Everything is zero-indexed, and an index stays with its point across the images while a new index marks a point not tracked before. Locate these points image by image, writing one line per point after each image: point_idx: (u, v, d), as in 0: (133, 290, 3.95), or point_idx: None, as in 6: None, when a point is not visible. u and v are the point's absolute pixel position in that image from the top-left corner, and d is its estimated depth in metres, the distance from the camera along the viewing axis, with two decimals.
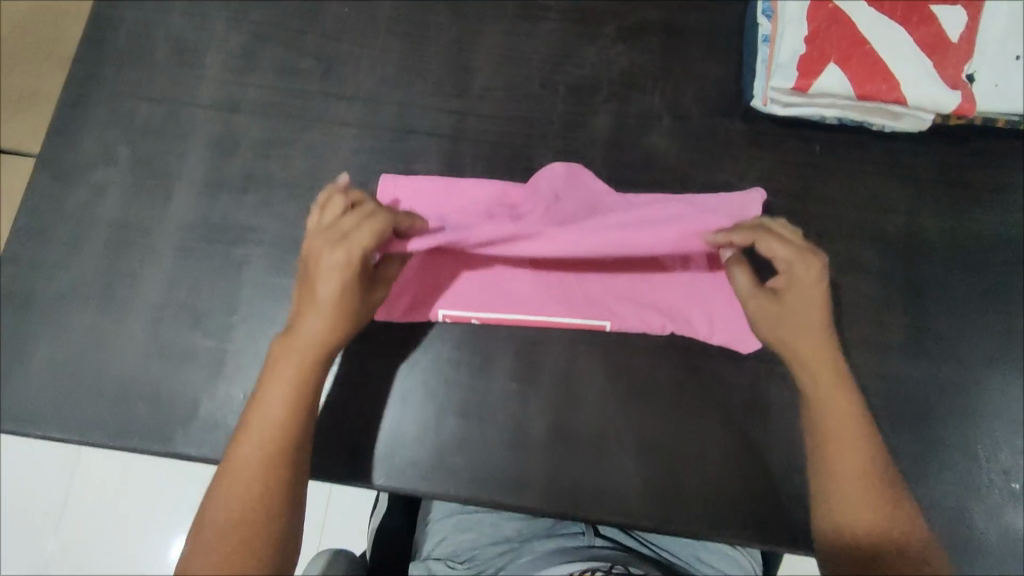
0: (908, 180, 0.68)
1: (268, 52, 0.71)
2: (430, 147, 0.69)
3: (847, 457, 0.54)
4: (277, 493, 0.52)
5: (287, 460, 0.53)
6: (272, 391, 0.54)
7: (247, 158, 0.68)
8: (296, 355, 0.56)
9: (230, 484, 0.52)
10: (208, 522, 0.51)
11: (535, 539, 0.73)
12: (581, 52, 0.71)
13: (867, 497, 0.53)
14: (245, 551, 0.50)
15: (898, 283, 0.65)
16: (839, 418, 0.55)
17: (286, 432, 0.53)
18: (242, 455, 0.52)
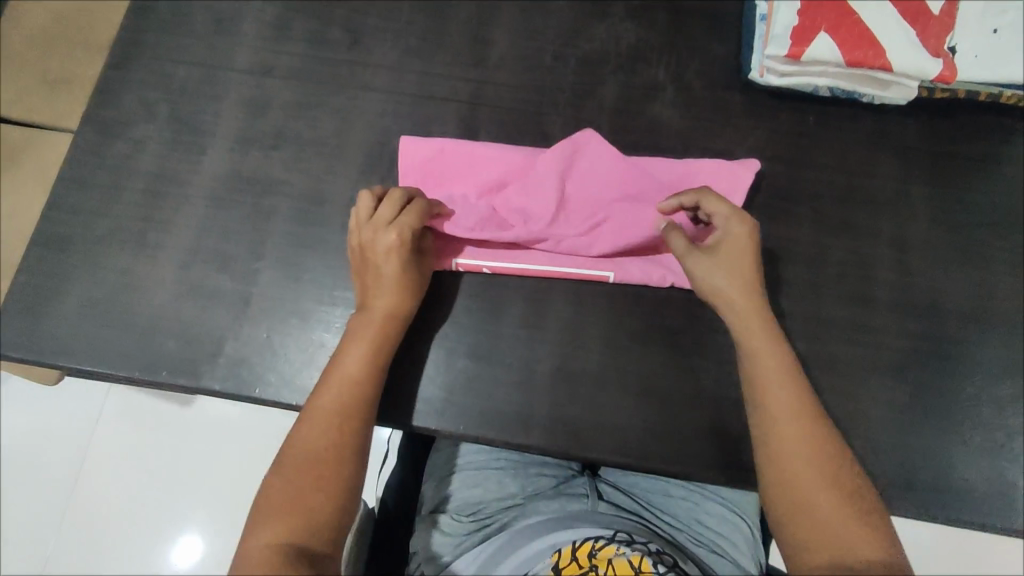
0: (897, 149, 0.72)
1: (300, 23, 0.76)
2: (448, 111, 0.73)
3: (811, 463, 0.55)
4: (342, 454, 0.56)
5: (359, 418, 0.58)
6: (352, 353, 0.60)
7: (278, 118, 0.73)
8: (372, 321, 0.61)
9: (308, 431, 0.57)
10: (287, 460, 0.56)
11: (541, 498, 0.75)
12: (590, 28, 0.76)
13: (821, 473, 0.54)
14: (315, 489, 0.54)
15: (887, 243, 0.69)
16: (793, 404, 0.57)
17: (360, 392, 0.59)
18: (321, 405, 0.58)
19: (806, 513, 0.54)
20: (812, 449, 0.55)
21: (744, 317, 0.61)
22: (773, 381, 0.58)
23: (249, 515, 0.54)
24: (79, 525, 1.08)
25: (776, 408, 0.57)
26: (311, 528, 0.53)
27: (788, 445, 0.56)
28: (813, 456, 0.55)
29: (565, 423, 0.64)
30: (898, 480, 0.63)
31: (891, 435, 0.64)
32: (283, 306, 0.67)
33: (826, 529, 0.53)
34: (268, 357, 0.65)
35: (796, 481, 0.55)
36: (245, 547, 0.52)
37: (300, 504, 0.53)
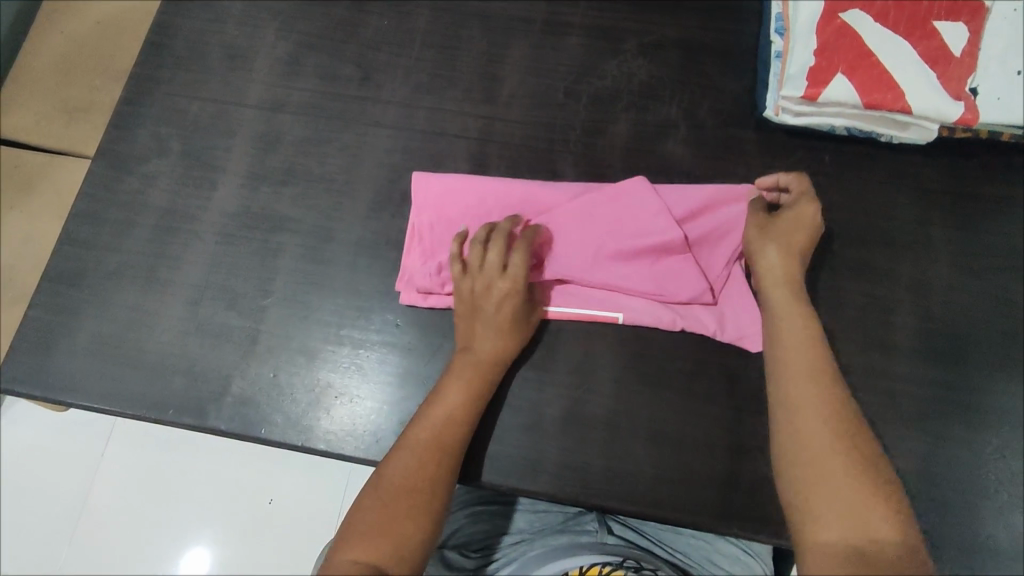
0: (916, 190, 0.70)
1: (312, 59, 0.76)
2: (458, 148, 0.73)
3: (827, 431, 0.50)
4: (430, 489, 0.54)
5: (453, 463, 0.56)
6: (455, 391, 0.59)
7: (289, 153, 0.73)
8: (475, 361, 0.61)
9: (408, 457, 0.55)
10: (382, 484, 0.53)
11: (547, 534, 0.73)
12: (603, 64, 0.75)
13: (831, 429, 0.50)
14: (412, 518, 0.51)
15: (907, 286, 0.67)
16: (806, 351, 0.55)
17: (456, 440, 0.57)
18: (423, 436, 0.56)
19: (811, 481, 0.49)
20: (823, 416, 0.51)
21: (778, 281, 0.59)
22: (789, 346, 0.56)
23: (326, 557, 0.50)
24: (86, 549, 1.07)
25: (793, 376, 0.54)
26: (406, 552, 0.50)
27: (802, 410, 0.52)
28: (833, 417, 0.51)
29: (573, 469, 0.62)
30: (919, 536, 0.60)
31: (912, 488, 0.62)
32: (290, 345, 0.66)
33: (828, 501, 0.48)
34: (275, 398, 0.65)
35: (809, 440, 0.50)
36: (335, 556, 0.49)
37: (397, 527, 0.51)
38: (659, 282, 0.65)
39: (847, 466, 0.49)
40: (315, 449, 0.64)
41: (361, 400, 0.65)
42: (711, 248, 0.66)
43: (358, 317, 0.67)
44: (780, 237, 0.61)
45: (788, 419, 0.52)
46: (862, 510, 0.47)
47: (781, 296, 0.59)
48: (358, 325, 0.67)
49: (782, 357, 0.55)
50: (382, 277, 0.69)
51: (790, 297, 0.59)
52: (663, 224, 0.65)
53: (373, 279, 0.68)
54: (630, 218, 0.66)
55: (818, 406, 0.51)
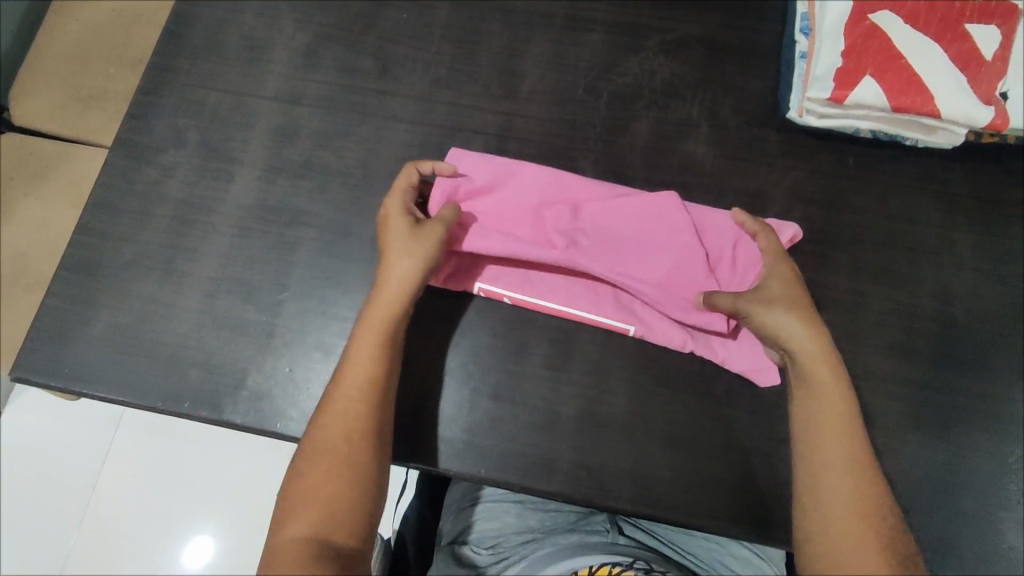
0: (940, 194, 0.69)
1: (331, 51, 0.76)
2: (477, 145, 0.72)
3: (851, 515, 0.52)
4: (354, 451, 0.55)
5: (373, 419, 0.56)
6: (361, 344, 0.59)
7: (306, 146, 0.72)
8: (383, 316, 0.60)
9: (330, 419, 0.56)
10: (313, 450, 0.55)
11: (560, 531, 0.74)
12: (624, 61, 0.74)
13: (857, 515, 0.52)
14: (339, 479, 0.53)
15: (929, 292, 0.67)
16: (833, 430, 0.55)
17: (369, 394, 0.57)
18: (343, 393, 0.57)
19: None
20: (860, 532, 0.51)
21: (806, 350, 0.59)
22: (826, 428, 0.56)
23: (269, 532, 0.53)
24: (97, 537, 1.08)
25: (820, 458, 0.55)
26: (342, 522, 0.52)
27: (829, 494, 0.53)
28: (855, 501, 0.53)
29: (590, 470, 0.62)
30: (937, 543, 0.60)
31: (931, 496, 0.61)
32: (306, 340, 0.66)
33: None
34: (291, 392, 0.65)
35: (838, 528, 0.52)
36: (276, 541, 0.52)
37: (326, 497, 0.53)
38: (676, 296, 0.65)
39: (880, 555, 0.50)
40: None
41: None
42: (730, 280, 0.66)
43: None
44: (790, 304, 0.60)
45: (820, 498, 0.53)
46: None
47: (819, 375, 0.58)
48: None
49: (816, 435, 0.56)
50: None
51: (819, 362, 0.58)
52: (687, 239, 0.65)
53: None
54: (658, 228, 0.66)
55: (842, 487, 0.53)
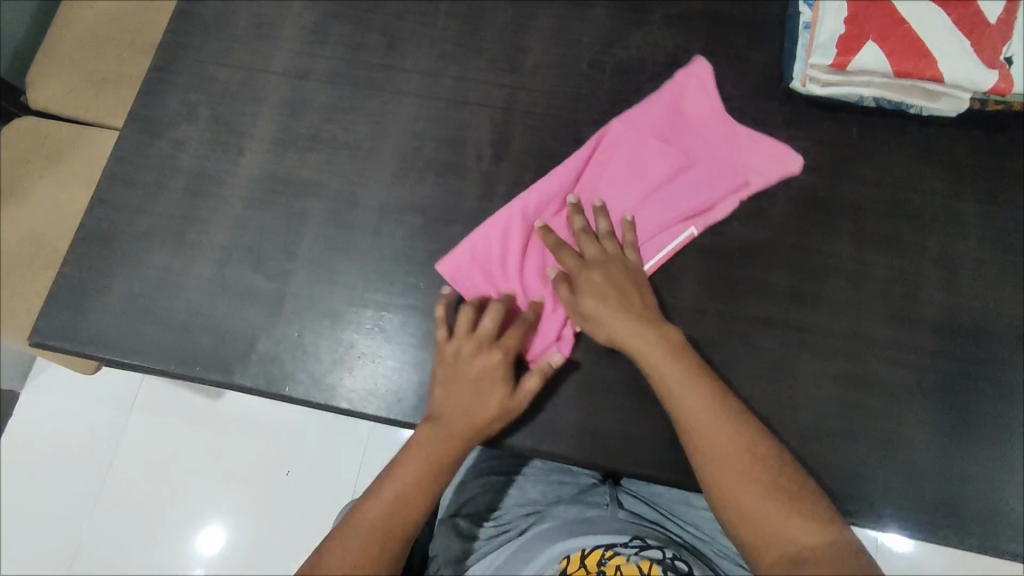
0: (945, 162, 0.69)
1: (338, 28, 0.77)
2: (482, 117, 0.73)
3: (741, 474, 0.53)
4: (384, 556, 0.55)
5: (407, 523, 0.57)
6: (414, 466, 0.59)
7: (314, 120, 0.74)
8: (437, 441, 0.60)
9: (354, 534, 0.55)
10: (336, 556, 0.54)
11: (559, 504, 0.74)
12: (628, 35, 0.75)
13: (752, 482, 0.53)
14: None
15: (933, 258, 0.67)
16: (681, 378, 0.57)
17: (411, 509, 0.57)
18: (372, 515, 0.56)
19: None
20: (751, 484, 0.53)
21: (622, 289, 0.61)
22: (675, 377, 0.57)
23: None
24: (114, 512, 1.10)
25: (686, 408, 0.56)
26: None
27: (708, 445, 0.55)
28: (735, 448, 0.54)
29: (592, 434, 0.63)
30: (938, 506, 0.60)
31: (934, 461, 0.61)
32: (314, 307, 0.67)
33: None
34: (299, 357, 0.66)
35: (727, 489, 0.53)
36: None
37: None
38: (693, 177, 0.69)
39: (774, 504, 0.52)
40: (337, 407, 0.65)
41: (389, 364, 0.66)
42: (712, 125, 0.70)
43: (381, 283, 0.68)
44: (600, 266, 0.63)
45: (700, 450, 0.55)
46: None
47: (634, 320, 0.60)
48: (380, 290, 0.68)
49: (670, 388, 0.57)
50: (404, 242, 0.69)
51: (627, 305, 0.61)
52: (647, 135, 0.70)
53: (395, 243, 0.69)
54: (614, 148, 0.69)
55: (724, 441, 0.54)
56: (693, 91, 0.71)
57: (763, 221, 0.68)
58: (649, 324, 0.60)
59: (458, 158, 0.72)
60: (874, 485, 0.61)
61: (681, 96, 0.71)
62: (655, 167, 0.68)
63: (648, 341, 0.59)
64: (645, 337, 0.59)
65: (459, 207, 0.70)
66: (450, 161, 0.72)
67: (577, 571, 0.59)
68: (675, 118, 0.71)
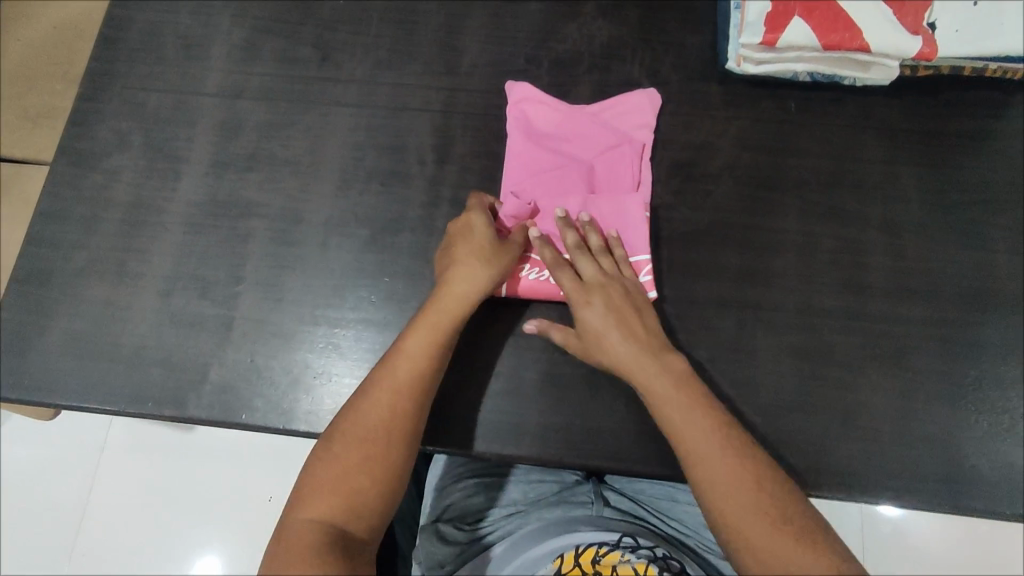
0: (882, 130, 0.70)
1: (269, 43, 0.76)
2: (422, 122, 0.72)
3: (733, 490, 0.51)
4: (386, 434, 0.55)
5: (415, 400, 0.57)
6: (414, 341, 0.58)
7: (251, 139, 0.72)
8: (428, 332, 0.59)
9: (367, 407, 0.55)
10: (345, 430, 0.55)
11: (543, 504, 0.73)
12: (562, 28, 0.75)
13: (743, 494, 0.51)
14: (362, 461, 0.53)
15: (877, 225, 0.68)
16: (679, 403, 0.55)
17: (426, 372, 0.58)
18: (381, 383, 0.56)
19: (713, 487, 0.51)
20: (749, 498, 0.50)
21: (625, 316, 0.59)
22: (679, 403, 0.55)
23: (284, 508, 0.53)
24: (88, 556, 1.07)
25: (677, 431, 0.54)
26: (357, 512, 0.52)
27: (700, 465, 0.52)
28: (731, 467, 0.52)
29: (555, 431, 0.63)
30: (901, 470, 0.61)
31: (892, 425, 0.62)
32: (266, 329, 0.66)
33: (738, 511, 0.50)
34: (253, 382, 0.64)
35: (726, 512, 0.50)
36: (288, 517, 0.52)
37: (349, 487, 0.52)
38: (614, 166, 0.68)
39: (765, 519, 0.50)
40: (295, 430, 0.63)
41: (346, 380, 0.65)
42: (585, 121, 0.70)
43: (332, 299, 0.67)
44: (601, 293, 0.60)
45: (694, 474, 0.52)
46: (768, 525, 0.49)
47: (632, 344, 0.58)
48: (331, 306, 0.67)
49: (663, 410, 0.55)
50: (352, 255, 0.68)
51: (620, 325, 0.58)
52: (553, 155, 0.69)
53: (344, 258, 0.68)
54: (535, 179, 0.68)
55: (711, 457, 0.52)
56: (535, 110, 0.71)
57: (709, 204, 0.68)
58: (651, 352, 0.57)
59: (401, 164, 0.71)
60: (836, 455, 0.61)
61: (525, 119, 0.71)
62: (580, 175, 0.68)
63: (638, 363, 0.57)
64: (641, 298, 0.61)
65: (405, 214, 0.69)
66: (393, 168, 0.71)
67: (572, 572, 0.59)
68: (562, 128, 0.70)
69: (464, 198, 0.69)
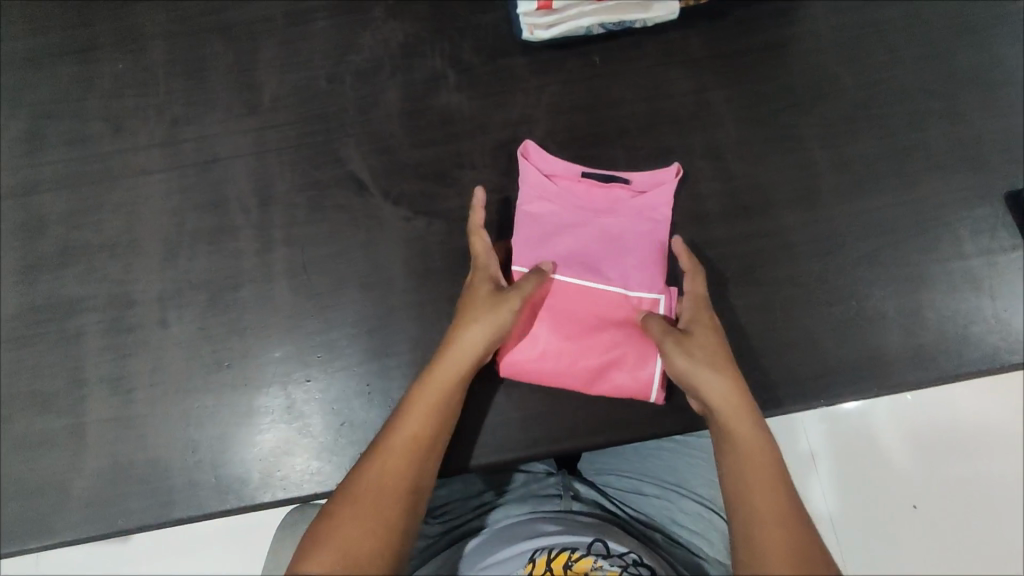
0: (684, 62, 0.72)
1: (54, 128, 0.71)
2: (235, 169, 0.69)
3: (779, 491, 0.46)
4: (418, 465, 0.49)
5: (441, 436, 0.52)
6: (444, 363, 0.55)
7: (59, 232, 0.68)
8: (461, 351, 0.56)
9: (393, 442, 0.50)
10: (366, 469, 0.49)
11: (509, 502, 0.60)
12: (356, 39, 0.73)
13: (784, 495, 0.45)
14: (387, 498, 0.47)
15: (702, 154, 0.69)
16: (739, 405, 0.51)
17: (449, 407, 0.54)
18: (410, 419, 0.52)
19: (746, 480, 0.47)
20: (779, 499, 0.45)
21: (716, 356, 0.55)
22: (737, 411, 0.51)
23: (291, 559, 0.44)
24: None
25: (730, 422, 0.51)
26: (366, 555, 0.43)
27: (741, 455, 0.48)
28: (772, 466, 0.47)
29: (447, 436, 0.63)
30: (775, 379, 0.63)
31: (758, 337, 0.64)
32: (121, 426, 0.62)
33: (769, 509, 0.44)
34: (120, 484, 0.61)
35: (759, 504, 0.45)
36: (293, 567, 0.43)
37: (362, 528, 0.44)
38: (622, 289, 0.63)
39: (803, 522, 0.44)
40: (177, 519, 0.60)
41: (218, 454, 0.62)
42: (636, 247, 0.65)
43: (182, 375, 0.63)
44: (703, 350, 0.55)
45: (734, 462, 0.48)
46: (810, 532, 0.43)
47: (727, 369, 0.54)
48: (181, 383, 0.63)
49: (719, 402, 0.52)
50: (195, 324, 0.65)
51: (710, 358, 0.55)
52: (600, 213, 0.66)
53: (187, 329, 0.64)
54: (574, 220, 0.65)
55: (764, 456, 0.48)
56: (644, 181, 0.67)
57: None
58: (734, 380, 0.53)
59: (224, 217, 0.67)
60: None
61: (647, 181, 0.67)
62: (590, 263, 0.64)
63: (725, 379, 0.53)
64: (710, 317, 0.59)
65: (240, 267, 0.66)
66: (216, 224, 0.67)
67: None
68: (607, 215, 0.65)
69: (298, 234, 0.67)
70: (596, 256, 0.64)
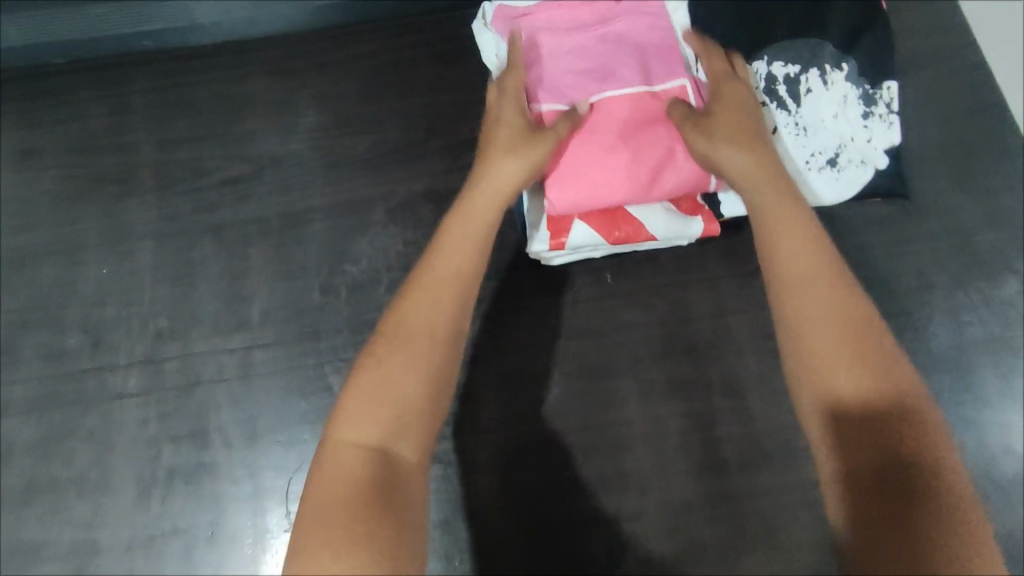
0: (705, 281, 0.65)
1: (30, 339, 0.67)
2: (218, 396, 0.64)
3: (869, 448, 0.37)
4: (400, 430, 0.39)
5: (446, 360, 0.43)
6: (440, 291, 0.44)
7: (25, 464, 0.63)
8: (463, 258, 0.46)
9: (371, 400, 0.40)
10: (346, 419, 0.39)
11: None
12: (353, 246, 0.68)
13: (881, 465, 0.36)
14: (363, 481, 0.37)
15: (721, 392, 0.62)
16: (841, 318, 0.41)
17: (451, 329, 0.44)
18: (395, 357, 0.41)
19: (867, 404, 0.38)
20: (873, 443, 0.37)
21: (827, 290, 0.42)
22: (845, 317, 0.41)
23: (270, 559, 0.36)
24: None
25: (814, 325, 0.41)
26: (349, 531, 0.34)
27: (851, 356, 0.39)
28: (864, 355, 0.39)
29: None
30: None
31: None
32: None
33: (927, 456, 0.36)
34: None
35: (878, 434, 0.37)
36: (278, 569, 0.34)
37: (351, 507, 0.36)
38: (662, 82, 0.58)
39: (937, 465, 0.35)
40: None
41: None
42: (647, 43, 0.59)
43: None
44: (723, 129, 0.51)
45: (826, 360, 0.40)
46: (908, 486, 0.35)
47: (839, 298, 0.42)
48: None
49: (811, 299, 0.42)
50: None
51: (824, 275, 0.43)
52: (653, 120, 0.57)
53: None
54: (641, 139, 0.57)
55: (882, 369, 0.39)
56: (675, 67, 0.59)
57: (543, 413, 0.62)
58: (853, 303, 0.42)
59: (204, 453, 0.63)
60: None
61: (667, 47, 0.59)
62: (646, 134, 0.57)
63: (829, 301, 0.42)
64: (786, 182, 0.49)
65: (221, 515, 0.62)
66: (194, 460, 0.63)
67: None
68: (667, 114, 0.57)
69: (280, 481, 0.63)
70: (650, 129, 0.57)
